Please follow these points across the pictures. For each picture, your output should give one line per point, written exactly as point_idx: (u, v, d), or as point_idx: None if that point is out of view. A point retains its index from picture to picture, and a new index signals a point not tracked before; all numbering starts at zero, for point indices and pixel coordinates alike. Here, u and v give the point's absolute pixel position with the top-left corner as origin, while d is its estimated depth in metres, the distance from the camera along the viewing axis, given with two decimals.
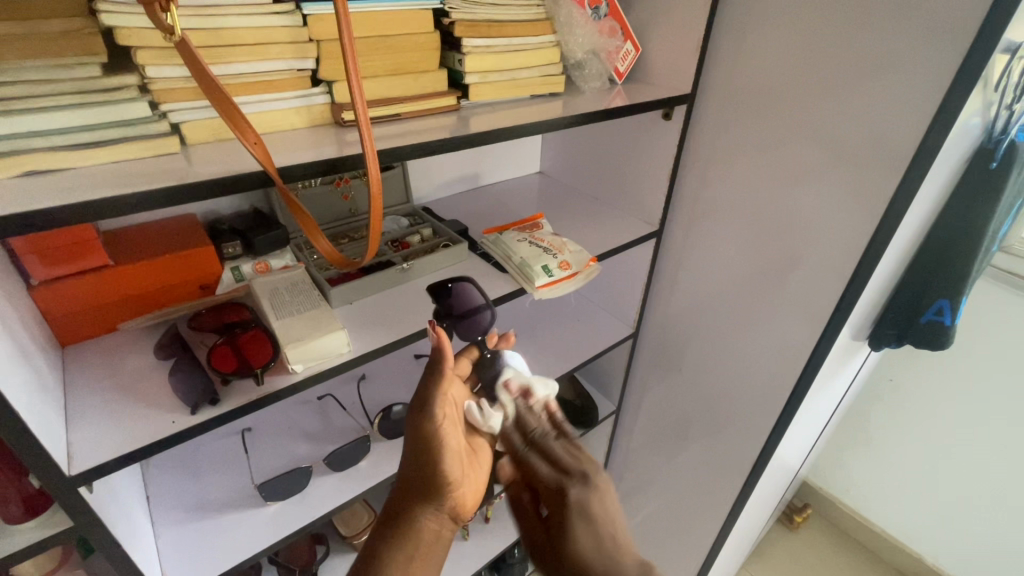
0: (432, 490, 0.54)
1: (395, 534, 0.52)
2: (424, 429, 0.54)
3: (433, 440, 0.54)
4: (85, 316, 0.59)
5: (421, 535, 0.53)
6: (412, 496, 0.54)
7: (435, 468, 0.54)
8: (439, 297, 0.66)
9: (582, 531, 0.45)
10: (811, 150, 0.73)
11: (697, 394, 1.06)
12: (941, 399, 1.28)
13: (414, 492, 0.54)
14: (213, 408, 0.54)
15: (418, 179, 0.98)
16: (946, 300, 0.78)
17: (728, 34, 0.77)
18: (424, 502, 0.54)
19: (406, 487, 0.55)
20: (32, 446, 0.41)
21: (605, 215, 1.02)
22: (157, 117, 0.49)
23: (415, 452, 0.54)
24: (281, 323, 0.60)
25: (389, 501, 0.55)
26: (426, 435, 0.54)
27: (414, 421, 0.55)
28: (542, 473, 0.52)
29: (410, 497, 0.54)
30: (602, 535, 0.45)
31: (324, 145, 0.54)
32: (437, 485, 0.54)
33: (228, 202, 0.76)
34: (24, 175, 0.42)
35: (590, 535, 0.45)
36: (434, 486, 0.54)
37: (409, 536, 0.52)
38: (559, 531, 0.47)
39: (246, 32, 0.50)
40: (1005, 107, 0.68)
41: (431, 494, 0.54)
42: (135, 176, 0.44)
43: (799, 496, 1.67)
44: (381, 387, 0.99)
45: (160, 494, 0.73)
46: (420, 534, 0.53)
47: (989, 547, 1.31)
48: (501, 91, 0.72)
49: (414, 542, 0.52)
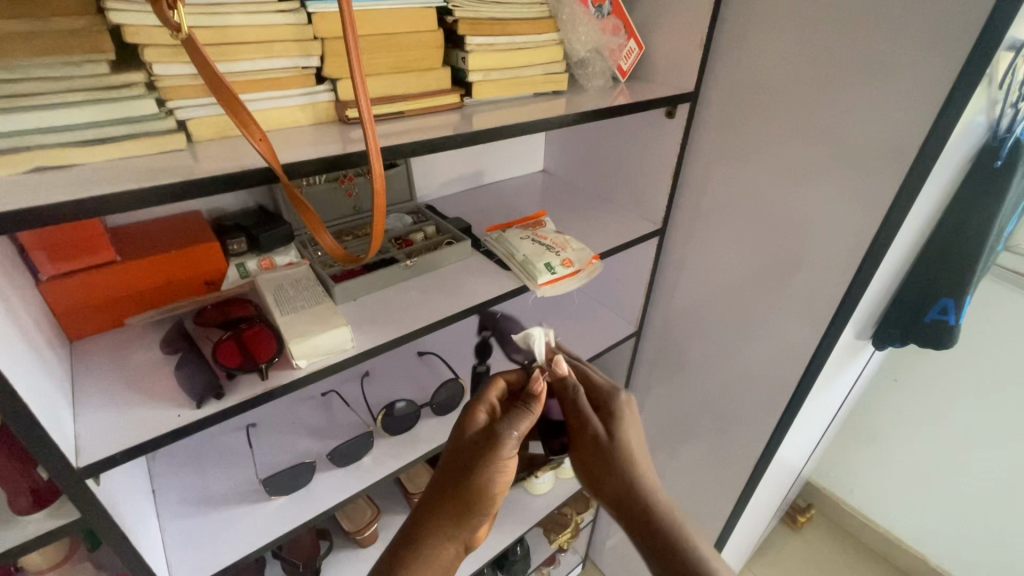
0: (461, 522, 0.51)
1: (412, 553, 0.49)
2: (478, 458, 0.52)
3: (483, 472, 0.52)
4: (92, 312, 0.60)
5: (434, 557, 0.50)
6: (440, 515, 0.51)
7: (471, 501, 0.51)
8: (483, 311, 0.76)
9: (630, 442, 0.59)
10: (814, 148, 0.73)
11: (699, 391, 1.06)
12: (946, 398, 1.28)
13: (443, 513, 0.51)
14: (218, 402, 0.55)
15: (422, 176, 0.99)
16: (950, 299, 0.78)
17: (731, 33, 0.77)
18: (449, 532, 0.51)
19: (432, 507, 0.52)
20: (41, 437, 0.42)
21: (608, 213, 1.02)
22: (164, 113, 0.50)
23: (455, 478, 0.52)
24: (285, 318, 0.60)
25: (416, 507, 0.53)
26: (479, 466, 0.52)
27: (469, 445, 0.54)
28: (595, 382, 0.64)
29: (435, 520, 0.51)
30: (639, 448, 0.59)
31: (329, 141, 0.54)
32: (468, 517, 0.51)
33: (234, 198, 0.77)
34: (34, 170, 0.43)
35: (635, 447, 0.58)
36: (466, 513, 0.51)
37: (429, 556, 0.50)
38: (612, 421, 0.60)
39: (251, 29, 0.51)
40: (1009, 105, 0.68)
41: (458, 526, 0.51)
42: (143, 172, 0.45)
43: (803, 496, 1.67)
44: (384, 383, 1.00)
45: (166, 487, 0.74)
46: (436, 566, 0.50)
47: (993, 548, 1.30)
48: (504, 89, 0.72)
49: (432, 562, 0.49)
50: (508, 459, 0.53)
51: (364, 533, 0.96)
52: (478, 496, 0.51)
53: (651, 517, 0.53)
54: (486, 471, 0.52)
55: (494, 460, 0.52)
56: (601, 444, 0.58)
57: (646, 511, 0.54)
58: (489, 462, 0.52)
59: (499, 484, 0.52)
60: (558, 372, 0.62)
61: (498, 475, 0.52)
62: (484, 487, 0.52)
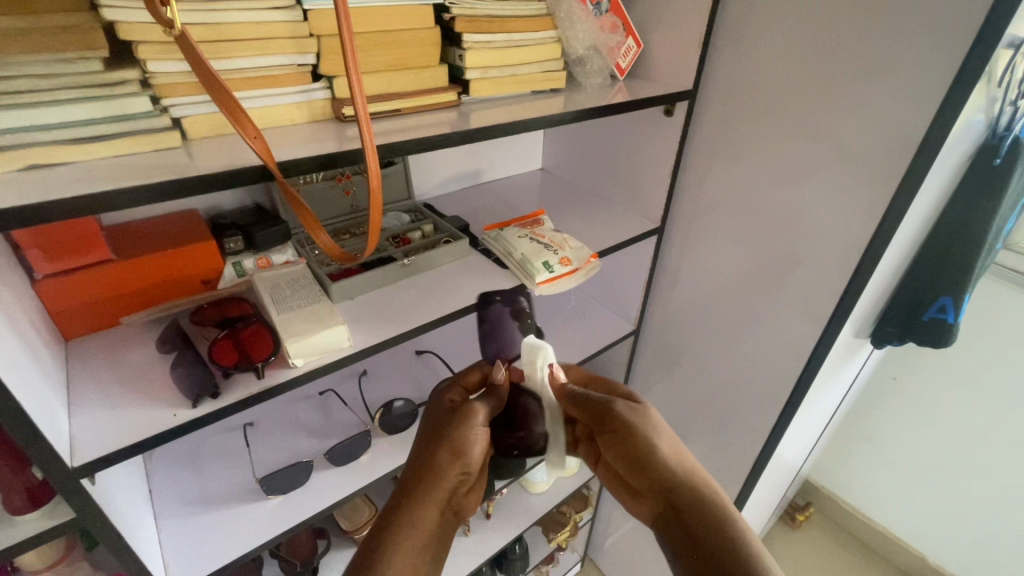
0: (440, 485, 0.55)
1: (397, 522, 0.52)
2: (452, 427, 0.57)
3: (458, 438, 0.57)
4: (87, 311, 0.59)
5: (418, 524, 0.52)
6: (419, 486, 0.54)
7: (449, 466, 0.55)
8: (496, 294, 0.74)
9: (661, 436, 0.57)
10: (812, 147, 0.72)
11: (697, 390, 1.06)
12: (944, 397, 1.28)
13: (421, 483, 0.54)
14: (214, 402, 0.55)
15: (419, 175, 0.99)
16: (949, 296, 0.79)
17: (730, 30, 0.76)
18: (433, 495, 0.54)
19: (411, 478, 0.55)
20: (35, 438, 0.42)
21: (606, 212, 1.02)
22: (158, 111, 0.49)
23: (432, 449, 0.56)
24: (282, 316, 0.60)
25: (399, 482, 0.56)
26: (453, 434, 0.57)
27: (442, 420, 0.59)
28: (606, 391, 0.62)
29: (417, 488, 0.54)
30: (669, 443, 0.57)
31: (325, 140, 0.54)
32: (447, 481, 0.55)
33: (229, 197, 0.76)
34: (27, 168, 0.43)
35: (666, 438, 0.58)
36: (442, 479, 0.55)
37: (412, 523, 0.52)
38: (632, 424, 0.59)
39: (245, 26, 0.50)
40: (1009, 103, 0.68)
41: (440, 490, 0.54)
42: (138, 170, 0.45)
43: (801, 494, 1.68)
44: (382, 382, 1.00)
45: (163, 487, 0.74)
46: (423, 528, 0.52)
47: (990, 547, 1.30)
48: (502, 86, 0.71)
49: (415, 529, 0.52)
50: (480, 426, 0.58)
51: (361, 533, 0.96)
52: (456, 461, 0.56)
53: (695, 515, 0.51)
54: (461, 435, 0.57)
55: (466, 426, 0.57)
56: (627, 438, 0.57)
57: (685, 509, 0.52)
58: (462, 429, 0.57)
59: (475, 447, 0.57)
60: (553, 382, 0.63)
61: (473, 440, 0.57)
62: (461, 451, 0.56)
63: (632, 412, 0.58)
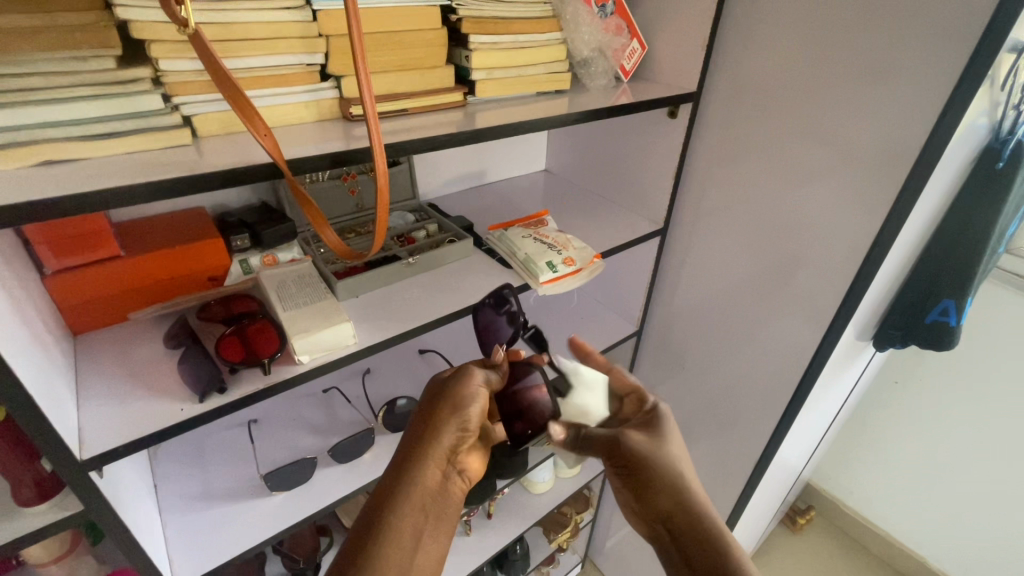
0: (440, 445, 0.54)
1: (399, 489, 0.51)
2: (450, 387, 0.56)
3: (455, 396, 0.55)
4: (94, 307, 0.60)
5: (423, 487, 0.52)
6: (417, 450, 0.53)
7: (446, 425, 0.54)
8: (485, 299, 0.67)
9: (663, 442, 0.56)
10: (815, 149, 0.73)
11: (699, 392, 1.06)
12: (945, 400, 1.28)
13: (420, 447, 0.53)
14: (221, 397, 0.55)
15: (424, 176, 0.99)
16: (951, 300, 0.78)
17: (734, 31, 0.77)
18: (432, 453, 0.53)
19: (410, 441, 0.54)
20: (44, 430, 0.42)
21: (610, 213, 1.02)
22: (169, 109, 0.50)
23: (427, 411, 0.55)
24: (289, 314, 0.61)
25: (399, 447, 0.55)
26: (451, 394, 0.55)
27: (441, 380, 0.57)
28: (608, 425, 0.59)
29: (416, 453, 0.53)
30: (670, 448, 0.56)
31: (333, 138, 0.55)
32: (444, 440, 0.54)
33: (237, 194, 0.77)
34: (39, 164, 0.44)
35: (678, 470, 0.54)
36: (439, 440, 0.54)
37: (415, 488, 0.51)
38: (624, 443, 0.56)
39: (255, 26, 0.51)
40: (1011, 107, 0.68)
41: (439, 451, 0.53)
42: (148, 167, 0.45)
43: (802, 497, 1.67)
44: (385, 381, 1.00)
45: (167, 482, 0.74)
46: (422, 489, 0.52)
47: (992, 550, 1.30)
48: (508, 87, 0.72)
49: (418, 492, 0.51)
50: (478, 385, 0.56)
51: None
52: (454, 419, 0.54)
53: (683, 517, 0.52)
54: (456, 394, 0.55)
55: (465, 386, 0.56)
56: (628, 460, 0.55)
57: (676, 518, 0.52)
58: (461, 388, 0.55)
59: (475, 404, 0.55)
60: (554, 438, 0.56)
61: (471, 398, 0.55)
62: (458, 409, 0.55)
63: (645, 444, 0.55)
